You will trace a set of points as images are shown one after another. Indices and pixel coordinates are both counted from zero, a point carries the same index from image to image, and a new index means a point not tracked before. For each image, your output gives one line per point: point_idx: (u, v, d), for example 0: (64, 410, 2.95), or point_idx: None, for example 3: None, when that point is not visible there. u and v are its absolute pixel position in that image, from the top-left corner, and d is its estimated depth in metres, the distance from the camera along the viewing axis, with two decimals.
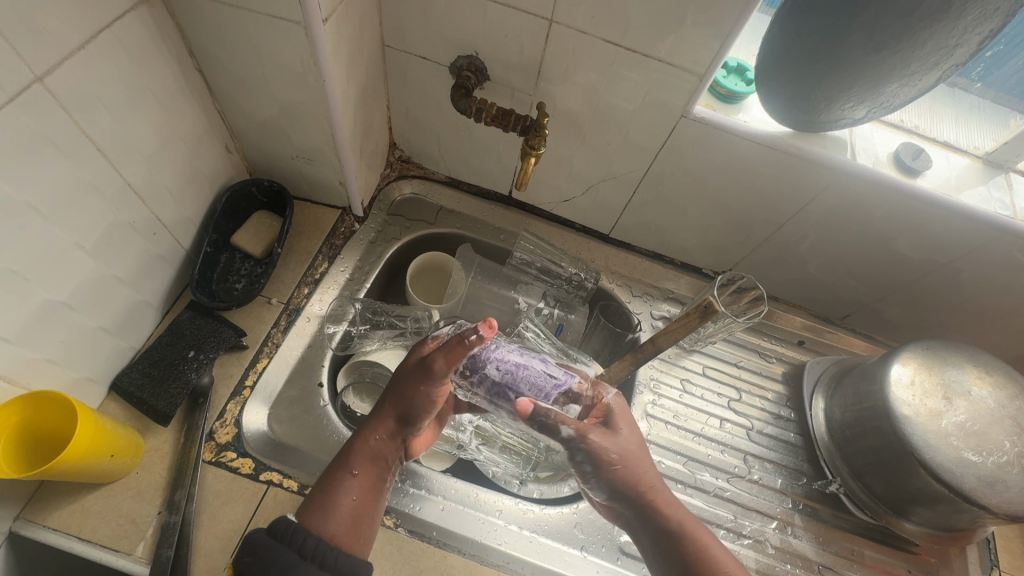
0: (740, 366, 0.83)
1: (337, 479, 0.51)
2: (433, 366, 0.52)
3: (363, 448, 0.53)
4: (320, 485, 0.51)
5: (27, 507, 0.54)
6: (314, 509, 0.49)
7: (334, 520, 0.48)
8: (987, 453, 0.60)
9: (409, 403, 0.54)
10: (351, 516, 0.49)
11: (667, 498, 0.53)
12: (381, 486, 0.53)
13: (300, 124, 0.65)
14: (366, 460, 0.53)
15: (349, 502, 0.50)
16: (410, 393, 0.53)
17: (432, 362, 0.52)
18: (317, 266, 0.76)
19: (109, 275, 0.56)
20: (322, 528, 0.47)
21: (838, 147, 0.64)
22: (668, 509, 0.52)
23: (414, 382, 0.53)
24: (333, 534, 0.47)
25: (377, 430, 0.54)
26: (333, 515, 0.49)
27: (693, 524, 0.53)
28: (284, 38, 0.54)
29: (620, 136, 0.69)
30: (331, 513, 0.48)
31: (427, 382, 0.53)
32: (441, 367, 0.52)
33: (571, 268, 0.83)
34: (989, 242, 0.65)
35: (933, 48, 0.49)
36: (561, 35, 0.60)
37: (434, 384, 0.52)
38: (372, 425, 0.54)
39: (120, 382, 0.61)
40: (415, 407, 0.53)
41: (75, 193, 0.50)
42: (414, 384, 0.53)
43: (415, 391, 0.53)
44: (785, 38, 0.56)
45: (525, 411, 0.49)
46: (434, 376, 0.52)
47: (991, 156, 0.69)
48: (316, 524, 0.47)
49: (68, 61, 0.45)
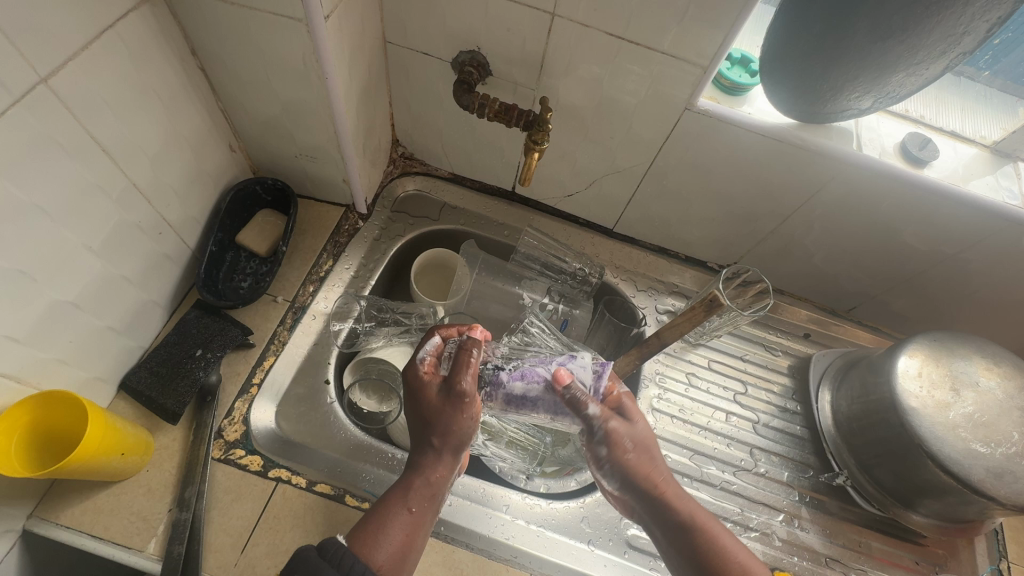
0: (746, 359, 0.83)
1: (391, 515, 0.49)
2: (462, 387, 0.52)
3: (415, 484, 0.51)
4: (369, 519, 0.49)
5: (40, 505, 0.55)
6: (366, 543, 0.47)
7: (384, 552, 0.47)
8: (995, 445, 0.60)
9: (452, 431, 0.52)
10: (405, 550, 0.48)
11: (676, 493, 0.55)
12: (434, 516, 0.52)
13: (303, 122, 0.65)
14: (418, 494, 0.51)
15: (406, 539, 0.49)
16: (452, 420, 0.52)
17: (458, 381, 0.52)
18: (322, 264, 0.76)
19: (116, 275, 0.57)
20: (372, 559, 0.46)
21: (844, 138, 0.63)
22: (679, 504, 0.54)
23: (453, 411, 0.52)
24: (379, 563, 0.46)
25: (427, 463, 0.52)
26: (388, 551, 0.47)
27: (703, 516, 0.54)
28: (285, 35, 0.54)
29: (624, 130, 0.69)
30: (385, 548, 0.47)
31: (466, 404, 0.52)
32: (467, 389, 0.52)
33: (576, 263, 0.84)
34: (997, 232, 0.65)
35: (940, 35, 0.48)
36: (563, 28, 0.59)
37: (471, 405, 0.52)
38: (421, 458, 0.53)
39: (128, 381, 0.61)
40: (461, 433, 0.52)
41: (81, 194, 0.50)
42: (452, 412, 0.52)
43: (456, 418, 0.52)
44: (790, 30, 0.56)
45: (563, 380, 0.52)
46: (466, 400, 0.52)
47: (999, 145, 0.68)
48: (372, 560, 0.46)
49: (72, 61, 0.45)
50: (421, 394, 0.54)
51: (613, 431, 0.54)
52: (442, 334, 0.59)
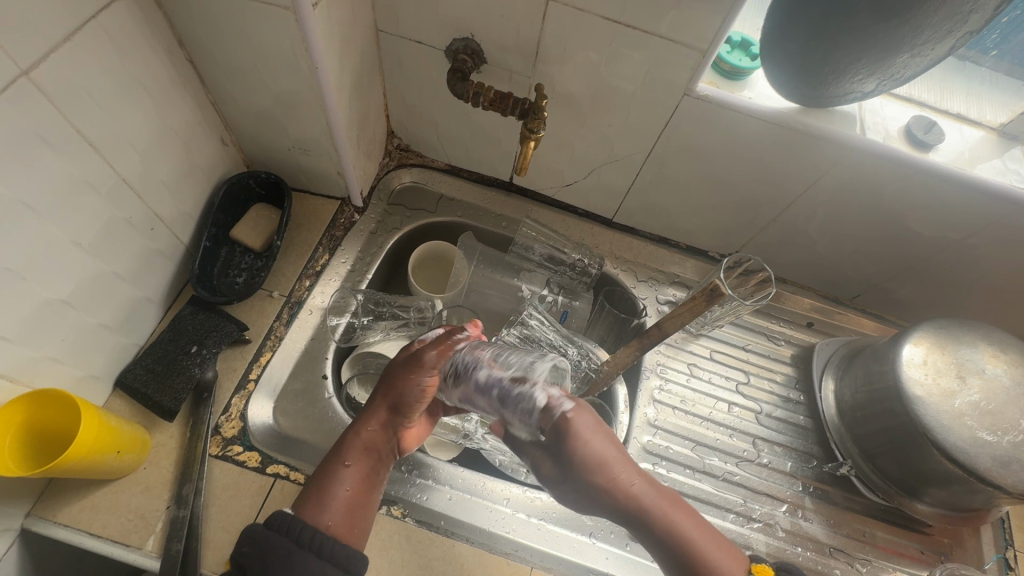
0: (748, 349, 0.82)
1: (330, 468, 0.52)
2: (425, 355, 0.55)
3: (354, 441, 0.54)
4: (314, 480, 0.51)
5: (37, 504, 0.55)
6: (310, 501, 0.49)
7: (331, 511, 0.49)
8: (1002, 433, 0.59)
9: (401, 394, 0.55)
10: (347, 507, 0.50)
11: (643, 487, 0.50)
12: (375, 478, 0.53)
13: (295, 114, 0.64)
14: (358, 451, 0.53)
15: (343, 492, 0.50)
16: (400, 382, 0.55)
17: (424, 352, 0.56)
18: (318, 258, 0.75)
19: (107, 272, 0.56)
20: (319, 520, 0.48)
21: (847, 122, 0.62)
22: (642, 500, 0.50)
23: (406, 371, 0.56)
24: (328, 524, 0.48)
25: (367, 422, 0.55)
26: (329, 507, 0.49)
27: (671, 510, 0.50)
28: (272, 24, 0.53)
29: (622, 118, 0.67)
30: (326, 505, 0.49)
31: (419, 369, 0.55)
32: (433, 357, 0.55)
33: (575, 254, 0.82)
34: (1003, 216, 0.63)
35: (946, 13, 0.47)
36: (559, 13, 0.58)
37: (425, 372, 0.55)
38: (364, 419, 0.55)
39: (124, 379, 0.61)
40: (407, 396, 0.55)
41: (69, 190, 0.49)
42: (405, 372, 0.56)
43: (405, 380, 0.55)
44: (791, 11, 0.54)
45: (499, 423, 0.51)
46: (426, 366, 0.55)
47: (1006, 127, 0.67)
48: (312, 514, 0.48)
49: (54, 53, 0.44)
50: (392, 363, 0.59)
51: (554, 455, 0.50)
52: (445, 328, 0.61)
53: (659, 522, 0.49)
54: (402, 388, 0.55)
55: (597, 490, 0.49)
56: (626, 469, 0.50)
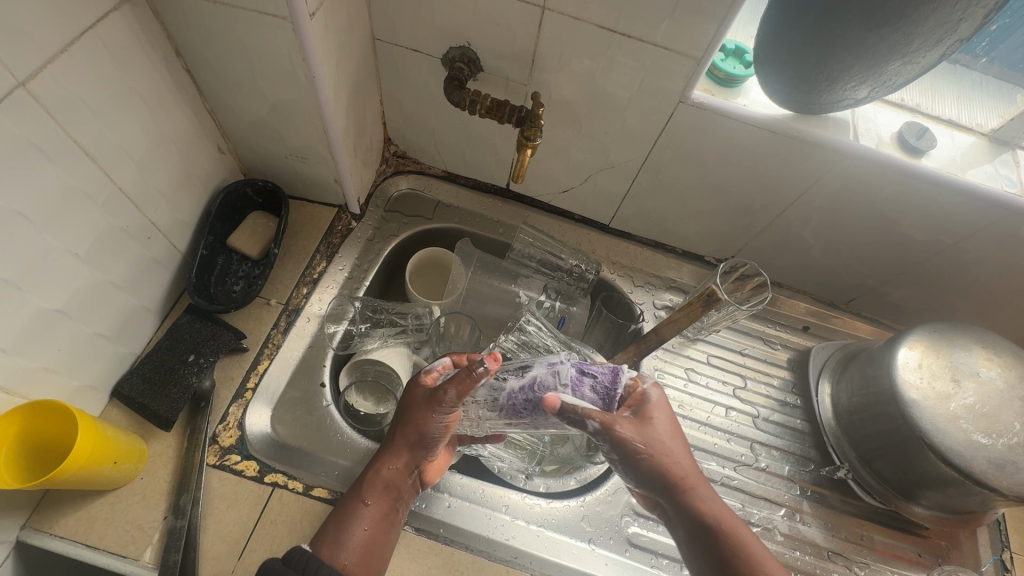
0: (745, 354, 0.82)
1: (349, 504, 0.53)
2: (443, 396, 0.54)
3: (375, 478, 0.55)
4: (334, 517, 0.53)
5: (33, 516, 0.54)
6: (329, 541, 0.51)
7: (347, 551, 0.50)
8: (997, 435, 0.59)
9: (420, 434, 0.55)
10: (363, 547, 0.51)
11: (705, 494, 0.53)
12: (395, 516, 0.55)
13: (292, 122, 0.64)
14: (378, 490, 0.54)
15: (362, 532, 0.52)
16: (419, 421, 0.56)
17: (442, 392, 0.54)
18: (315, 265, 0.75)
19: (104, 281, 0.56)
20: (336, 558, 0.49)
21: (840, 129, 0.63)
22: (703, 504, 0.52)
23: (424, 409, 0.56)
24: (345, 564, 0.49)
25: (389, 461, 0.56)
26: (346, 546, 0.50)
27: (731, 519, 0.52)
28: (270, 33, 0.53)
29: (618, 125, 0.68)
30: (343, 544, 0.50)
31: (436, 409, 0.55)
32: (453, 396, 0.54)
33: (572, 260, 0.82)
34: (995, 221, 0.64)
35: (936, 22, 0.47)
36: (554, 22, 0.58)
37: (444, 412, 0.55)
38: (383, 456, 0.57)
39: (121, 388, 0.60)
40: (428, 434, 0.56)
41: (65, 201, 0.49)
42: (423, 411, 0.56)
43: (425, 419, 0.55)
44: (785, 18, 0.55)
45: (551, 406, 0.49)
46: (443, 404, 0.55)
47: (996, 133, 0.67)
48: (328, 552, 0.50)
49: (51, 64, 0.44)
50: (406, 396, 0.59)
51: (620, 436, 0.50)
52: (453, 358, 0.60)
53: (717, 528, 0.51)
54: (420, 429, 0.55)
55: (659, 477, 0.52)
56: (693, 469, 0.53)
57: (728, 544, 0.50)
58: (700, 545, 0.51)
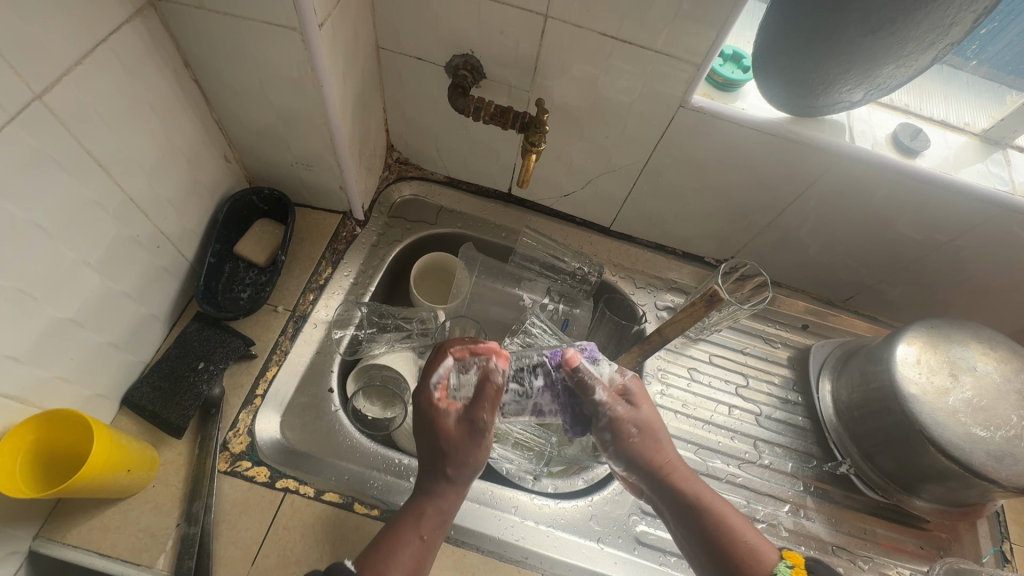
0: (746, 352, 0.83)
1: (402, 539, 0.51)
2: (483, 423, 0.53)
3: (427, 510, 0.53)
4: (385, 554, 0.50)
5: (45, 525, 0.54)
6: None
7: None
8: (995, 428, 0.61)
9: (466, 460, 0.54)
10: None
11: (687, 473, 0.58)
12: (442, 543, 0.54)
13: (298, 131, 0.65)
14: (431, 523, 0.52)
15: (417, 569, 0.50)
16: (466, 452, 0.53)
17: (483, 416, 0.53)
18: (321, 272, 0.76)
19: (114, 290, 0.56)
20: None
21: (837, 131, 0.64)
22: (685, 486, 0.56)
23: (468, 439, 0.53)
24: None
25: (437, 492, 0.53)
26: None
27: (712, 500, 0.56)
28: (279, 45, 0.54)
29: (619, 129, 0.69)
30: None
31: (483, 436, 0.54)
32: (490, 417, 0.53)
33: (575, 262, 0.84)
34: (988, 219, 0.66)
35: (928, 27, 0.49)
36: (557, 30, 0.60)
37: (487, 436, 0.54)
38: (431, 488, 0.53)
39: (131, 397, 0.61)
40: (476, 460, 0.54)
41: (78, 211, 0.50)
42: (469, 443, 0.53)
43: (472, 448, 0.53)
44: (782, 24, 0.56)
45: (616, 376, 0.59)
46: (486, 429, 0.53)
47: (988, 133, 0.69)
48: None
49: (65, 77, 0.45)
50: (438, 426, 0.54)
51: (616, 418, 0.57)
52: (455, 356, 0.56)
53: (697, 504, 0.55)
54: (468, 457, 0.53)
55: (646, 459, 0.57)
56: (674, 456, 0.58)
57: (710, 520, 0.55)
58: (686, 525, 0.56)
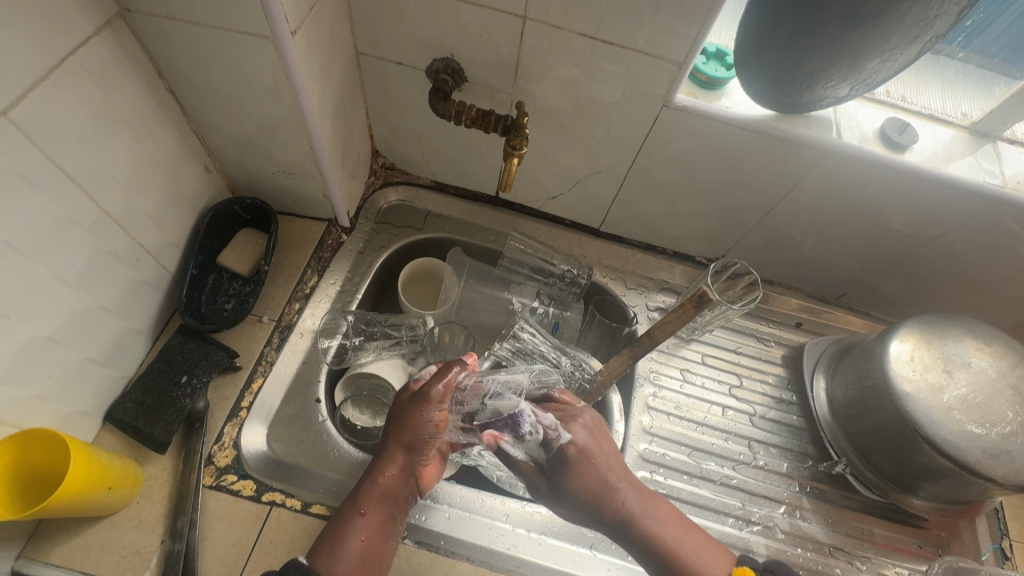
0: (739, 352, 0.82)
1: (346, 518, 0.52)
2: (430, 391, 0.56)
3: (372, 488, 0.54)
4: (331, 530, 0.52)
5: (28, 546, 0.54)
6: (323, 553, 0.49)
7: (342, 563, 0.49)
8: (990, 425, 0.60)
9: (411, 430, 0.55)
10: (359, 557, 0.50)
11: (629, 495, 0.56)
12: (391, 525, 0.53)
13: (278, 139, 0.64)
14: (374, 499, 0.54)
15: (358, 543, 0.51)
16: (410, 421, 0.56)
17: (429, 387, 0.56)
18: (307, 280, 0.75)
19: (93, 306, 0.56)
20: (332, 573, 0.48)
21: (823, 127, 0.63)
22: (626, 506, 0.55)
23: (415, 408, 0.56)
24: None
25: (384, 468, 0.55)
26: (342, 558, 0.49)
27: (655, 515, 0.55)
28: (253, 54, 0.53)
29: (604, 130, 0.68)
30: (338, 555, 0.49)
31: (428, 406, 0.56)
32: (437, 391, 0.56)
33: (564, 265, 0.83)
34: (979, 213, 0.65)
35: (912, 20, 0.48)
36: (535, 31, 0.59)
37: (432, 410, 0.56)
38: (381, 462, 0.56)
39: (114, 413, 0.60)
40: (419, 435, 0.55)
41: (52, 227, 0.49)
42: (414, 408, 0.56)
43: (416, 417, 0.56)
44: (764, 21, 0.55)
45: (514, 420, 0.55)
46: (432, 399, 0.56)
47: (977, 125, 0.68)
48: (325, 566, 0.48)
49: (31, 94, 0.44)
50: (394, 406, 0.59)
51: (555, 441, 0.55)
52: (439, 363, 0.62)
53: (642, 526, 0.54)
54: (413, 422, 0.56)
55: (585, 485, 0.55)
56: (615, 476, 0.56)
57: (660, 541, 0.54)
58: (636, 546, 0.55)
